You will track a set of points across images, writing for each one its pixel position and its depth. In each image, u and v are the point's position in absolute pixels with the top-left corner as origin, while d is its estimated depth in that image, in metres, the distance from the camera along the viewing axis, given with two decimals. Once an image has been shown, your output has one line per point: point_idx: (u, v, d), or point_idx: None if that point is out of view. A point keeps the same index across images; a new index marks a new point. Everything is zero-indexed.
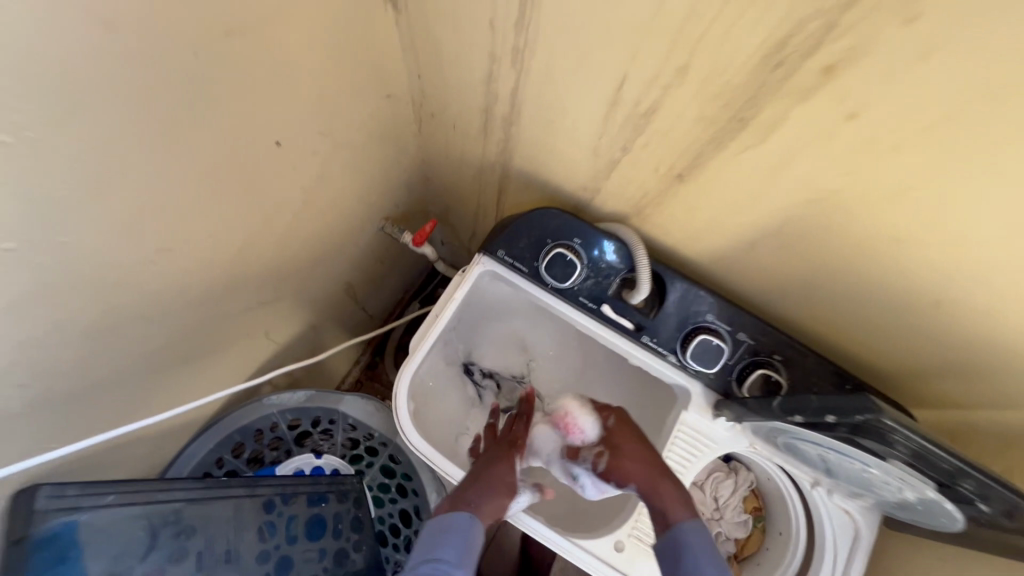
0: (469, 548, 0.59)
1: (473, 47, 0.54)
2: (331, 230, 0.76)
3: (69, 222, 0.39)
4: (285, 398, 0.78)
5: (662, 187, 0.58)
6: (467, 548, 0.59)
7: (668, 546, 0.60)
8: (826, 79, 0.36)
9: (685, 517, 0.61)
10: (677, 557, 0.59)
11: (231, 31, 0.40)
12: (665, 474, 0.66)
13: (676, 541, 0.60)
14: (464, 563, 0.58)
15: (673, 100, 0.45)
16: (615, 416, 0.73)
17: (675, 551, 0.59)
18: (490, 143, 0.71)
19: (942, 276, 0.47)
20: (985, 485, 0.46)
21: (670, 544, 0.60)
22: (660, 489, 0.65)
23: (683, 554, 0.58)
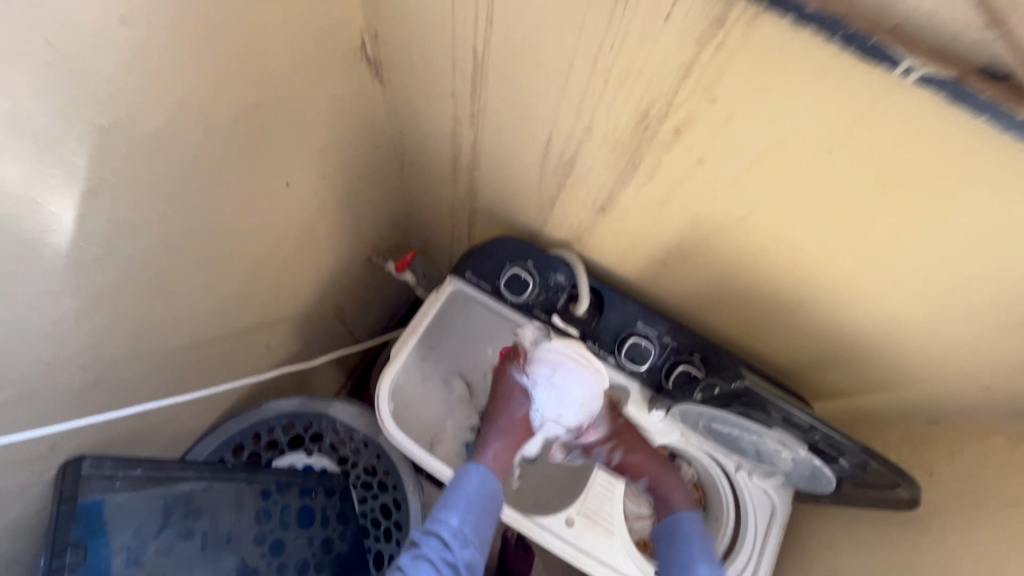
0: (471, 505, 0.74)
1: (442, 112, 0.71)
2: (326, 257, 0.90)
3: (139, 236, 0.52)
4: (281, 404, 0.89)
5: (593, 218, 0.74)
6: (466, 504, 0.74)
7: (668, 532, 0.80)
8: (678, 137, 0.52)
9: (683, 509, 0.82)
10: (672, 540, 0.79)
11: (260, 103, 0.56)
12: (667, 471, 0.86)
13: (676, 526, 0.80)
14: (465, 521, 0.73)
15: (588, 151, 0.61)
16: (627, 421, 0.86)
17: (674, 537, 0.79)
18: (459, 184, 0.87)
19: (794, 280, 0.62)
20: (840, 441, 0.62)
21: (670, 529, 0.80)
22: (672, 488, 0.84)
23: (679, 542, 0.78)
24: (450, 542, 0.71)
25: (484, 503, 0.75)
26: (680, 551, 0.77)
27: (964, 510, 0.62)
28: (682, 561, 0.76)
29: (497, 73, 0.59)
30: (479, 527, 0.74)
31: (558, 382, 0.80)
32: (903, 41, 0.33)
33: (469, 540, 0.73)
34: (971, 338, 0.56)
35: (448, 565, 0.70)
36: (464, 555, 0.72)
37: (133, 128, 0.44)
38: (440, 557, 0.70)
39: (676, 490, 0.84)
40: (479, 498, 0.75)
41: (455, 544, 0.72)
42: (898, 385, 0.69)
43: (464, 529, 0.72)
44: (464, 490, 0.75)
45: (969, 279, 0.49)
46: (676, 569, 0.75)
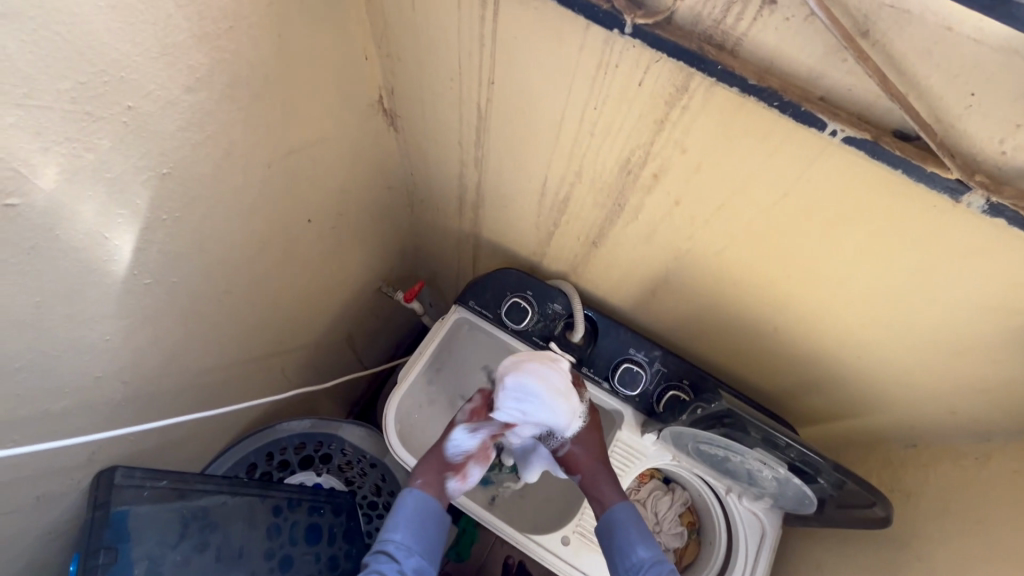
0: (411, 520, 0.74)
1: (449, 156, 0.79)
2: (340, 287, 0.97)
3: (182, 266, 0.59)
4: (295, 424, 0.94)
5: (586, 251, 0.81)
6: (405, 520, 0.74)
7: (603, 527, 0.77)
8: (656, 181, 0.59)
9: (614, 500, 0.78)
10: (609, 533, 0.76)
11: (289, 150, 0.64)
12: (601, 468, 0.82)
13: (608, 521, 0.77)
14: (407, 533, 0.73)
15: (579, 191, 0.68)
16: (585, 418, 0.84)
17: (610, 529, 0.76)
18: (464, 220, 0.94)
19: (769, 309, 0.68)
20: (812, 458, 0.67)
21: (606, 523, 0.77)
22: (602, 484, 0.80)
23: (615, 531, 0.75)
24: (396, 554, 0.70)
25: (427, 517, 0.75)
26: (620, 540, 0.75)
27: (940, 529, 0.65)
28: (621, 549, 0.74)
29: (498, 124, 0.66)
30: (422, 537, 0.73)
31: (527, 390, 0.77)
32: (829, 109, 0.40)
33: (415, 551, 0.72)
34: (931, 363, 0.61)
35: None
36: (411, 565, 0.70)
37: (185, 174, 0.52)
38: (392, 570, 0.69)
39: (608, 490, 0.80)
40: (419, 511, 0.75)
41: (403, 557, 0.70)
42: (874, 409, 0.73)
43: (407, 540, 0.72)
44: (404, 510, 0.75)
45: (920, 308, 0.55)
46: (617, 557, 0.74)
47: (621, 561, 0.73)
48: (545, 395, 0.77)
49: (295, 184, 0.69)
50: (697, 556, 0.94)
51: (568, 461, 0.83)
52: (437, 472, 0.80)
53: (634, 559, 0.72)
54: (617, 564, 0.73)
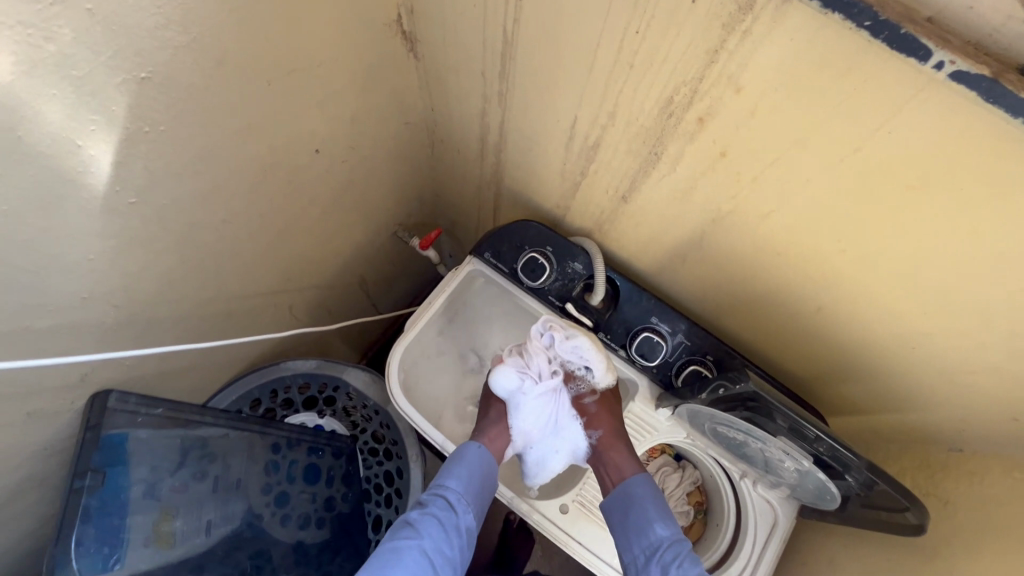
0: (474, 478, 0.75)
1: (472, 90, 0.72)
2: (353, 227, 0.92)
3: (172, 188, 0.54)
4: (300, 364, 0.92)
5: (614, 207, 0.73)
6: (470, 476, 0.75)
7: (619, 498, 0.75)
8: (700, 127, 0.51)
9: (635, 472, 0.76)
10: (623, 506, 0.74)
11: (292, 69, 0.57)
12: (621, 438, 0.80)
13: (626, 492, 0.75)
14: (469, 489, 0.75)
15: (612, 135, 0.61)
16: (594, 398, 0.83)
17: (625, 501, 0.74)
18: (486, 165, 0.87)
19: (816, 286, 0.60)
20: (842, 455, 0.60)
21: (619, 496, 0.75)
22: (619, 453, 0.79)
23: (633, 505, 0.74)
24: (456, 504, 0.73)
25: (486, 474, 0.76)
26: (636, 515, 0.73)
27: (976, 544, 0.59)
28: (639, 524, 0.72)
29: (526, 51, 0.58)
30: (477, 496, 0.75)
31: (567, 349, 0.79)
32: (936, 33, 0.32)
33: (471, 505, 0.75)
34: (1000, 363, 0.52)
35: (452, 525, 0.72)
36: (466, 518, 0.74)
37: (170, 83, 0.46)
38: (447, 518, 0.72)
39: (627, 462, 0.78)
40: (482, 470, 0.76)
41: (460, 507, 0.74)
42: (920, 407, 0.65)
43: (467, 494, 0.74)
44: (467, 461, 0.76)
45: (1000, 300, 0.46)
46: (634, 534, 0.72)
47: (638, 537, 0.71)
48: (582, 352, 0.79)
49: (300, 109, 0.63)
50: (702, 538, 0.90)
51: (592, 416, 0.81)
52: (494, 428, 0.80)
53: (652, 537, 0.71)
54: (632, 541, 0.71)
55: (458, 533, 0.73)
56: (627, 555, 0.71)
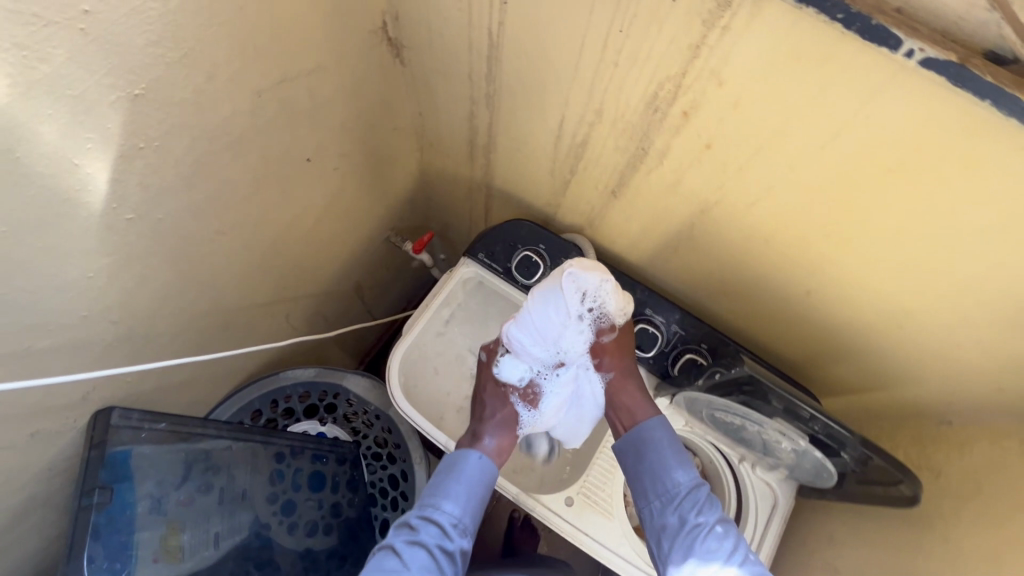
0: (470, 495, 0.72)
1: (459, 93, 0.73)
2: (346, 234, 0.93)
3: (167, 202, 0.55)
4: (299, 372, 0.93)
5: (604, 203, 0.75)
6: (467, 497, 0.72)
7: (634, 444, 0.75)
8: (685, 120, 0.53)
9: (651, 415, 0.76)
10: (641, 450, 0.74)
11: (282, 79, 0.58)
12: (630, 380, 0.80)
13: (642, 436, 0.75)
14: (464, 511, 0.71)
15: (599, 132, 0.62)
16: (610, 334, 0.79)
17: (641, 445, 0.75)
18: (476, 167, 0.88)
19: (804, 271, 0.62)
20: (837, 431, 0.63)
21: (637, 439, 0.75)
22: (630, 396, 0.78)
23: (650, 450, 0.74)
24: (449, 530, 0.69)
25: (481, 489, 0.73)
26: (653, 460, 0.74)
27: (969, 510, 0.61)
28: (656, 469, 0.73)
29: (512, 53, 0.60)
30: (474, 513, 0.72)
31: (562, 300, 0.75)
32: (905, 24, 0.34)
33: (467, 530, 0.71)
34: (984, 335, 0.54)
35: (446, 553, 0.68)
36: (462, 543, 0.70)
37: (162, 98, 0.47)
38: (438, 544, 0.68)
39: (641, 405, 0.78)
40: (480, 484, 0.73)
41: (453, 533, 0.70)
42: (910, 382, 0.67)
43: (463, 518, 0.71)
44: (465, 477, 0.73)
45: (980, 274, 0.48)
46: (649, 478, 0.73)
47: (654, 483, 0.72)
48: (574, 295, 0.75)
49: (290, 120, 0.63)
50: None
51: (603, 360, 0.80)
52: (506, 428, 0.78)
53: (669, 485, 0.72)
54: (648, 486, 0.73)
55: (452, 562, 0.68)
56: (643, 501, 0.73)
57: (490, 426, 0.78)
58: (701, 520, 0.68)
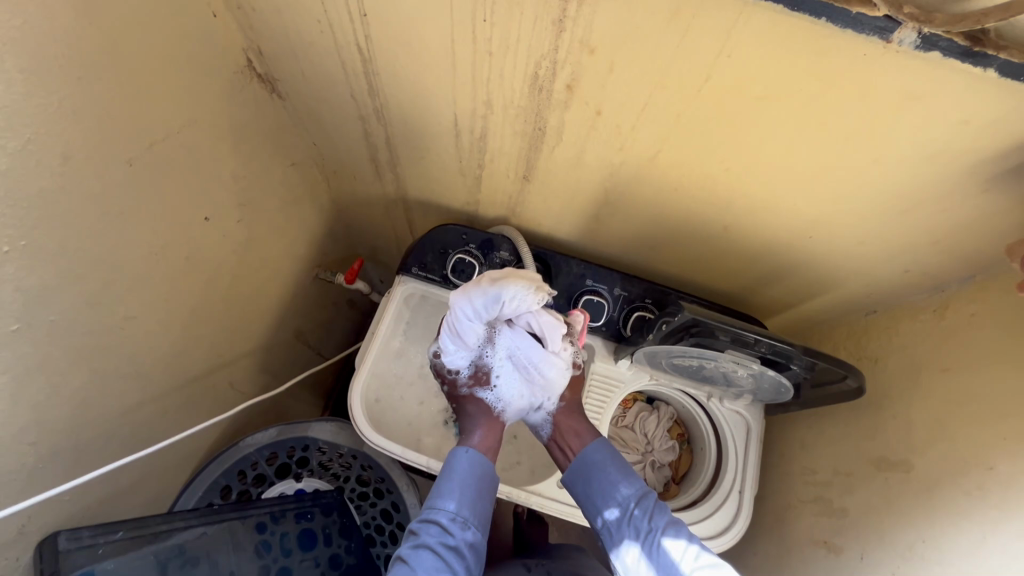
0: (466, 488, 0.71)
1: (347, 114, 0.71)
2: (270, 283, 0.89)
3: (55, 301, 0.50)
4: (259, 436, 0.89)
5: (519, 189, 0.75)
6: (462, 489, 0.71)
7: (580, 469, 0.76)
8: (569, 93, 0.54)
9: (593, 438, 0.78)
10: (586, 474, 0.75)
11: (152, 141, 0.55)
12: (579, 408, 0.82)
13: (585, 461, 0.76)
14: (463, 504, 0.70)
15: (494, 123, 0.62)
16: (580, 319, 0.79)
17: (586, 469, 0.76)
18: (386, 184, 0.87)
19: (716, 209, 0.65)
20: (783, 348, 0.65)
21: (580, 466, 0.76)
22: (571, 418, 0.81)
23: (596, 472, 0.75)
24: (450, 526, 0.68)
25: (479, 482, 0.72)
26: (600, 481, 0.75)
27: (909, 384, 0.66)
28: (605, 486, 0.74)
29: (386, 63, 0.58)
30: (477, 507, 0.71)
31: (487, 305, 0.70)
32: None
33: (470, 522, 0.69)
34: (882, 228, 0.59)
35: (451, 548, 0.66)
36: (466, 537, 0.68)
37: (13, 194, 0.43)
38: (442, 542, 0.67)
39: (587, 432, 0.79)
40: (474, 476, 0.73)
41: (456, 528, 0.68)
42: (834, 286, 0.73)
43: (463, 511, 0.69)
44: (457, 474, 0.72)
45: (864, 175, 0.53)
46: (598, 498, 0.74)
47: (604, 499, 0.73)
48: (501, 297, 0.70)
49: (173, 182, 0.59)
50: (692, 465, 0.95)
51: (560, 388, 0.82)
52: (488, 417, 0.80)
53: (619, 496, 0.73)
54: (599, 504, 0.74)
55: (460, 556, 0.66)
56: (598, 519, 0.73)
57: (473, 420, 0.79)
58: (652, 527, 0.69)
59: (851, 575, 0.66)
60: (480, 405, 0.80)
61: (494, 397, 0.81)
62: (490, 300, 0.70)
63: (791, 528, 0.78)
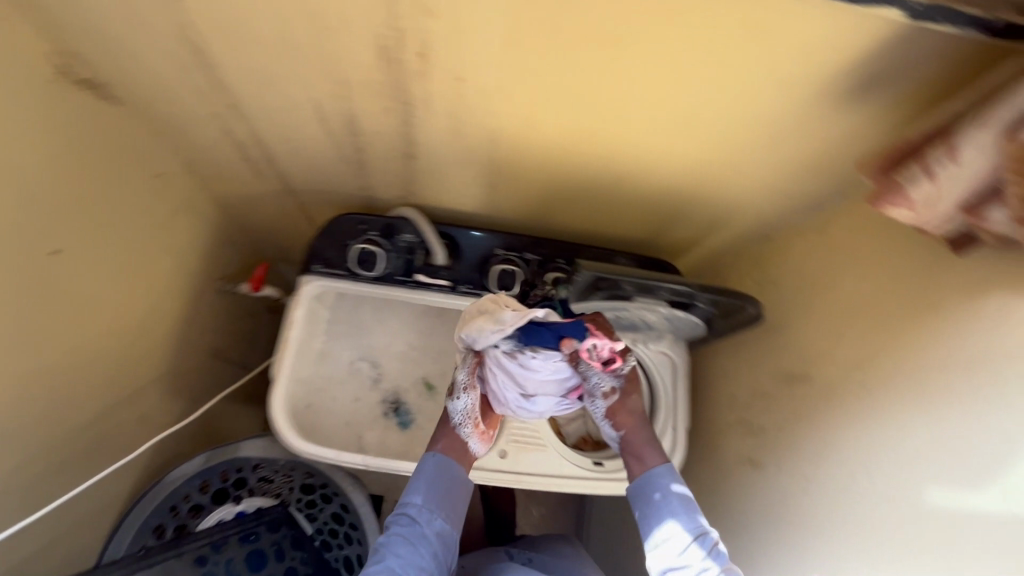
0: (436, 486, 0.71)
1: (200, 112, 0.64)
2: (162, 306, 0.82)
3: None
4: (186, 467, 0.84)
5: (407, 167, 0.71)
6: (433, 490, 0.71)
7: (638, 490, 0.72)
8: (425, 62, 0.50)
9: (659, 462, 0.73)
10: (645, 499, 0.70)
11: None
12: (643, 431, 0.77)
13: (647, 484, 0.71)
14: (430, 499, 0.70)
15: (359, 103, 0.58)
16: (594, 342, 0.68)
17: (645, 496, 0.71)
18: (270, 180, 0.81)
19: (603, 161, 0.64)
20: (680, 289, 0.68)
21: (642, 487, 0.71)
22: (635, 444, 0.76)
23: (653, 497, 0.70)
24: (418, 518, 0.69)
25: (449, 482, 0.72)
26: (659, 509, 0.69)
27: (803, 301, 0.70)
28: (661, 515, 0.68)
29: (220, 50, 0.52)
30: (445, 501, 0.71)
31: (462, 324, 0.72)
32: None
33: (439, 512, 0.70)
34: (757, 158, 0.61)
35: (420, 538, 0.67)
36: (434, 526, 0.69)
37: None
38: (411, 532, 0.68)
39: (650, 451, 0.75)
40: (445, 480, 0.72)
41: (424, 518, 0.69)
42: (730, 218, 0.75)
43: (429, 503, 0.70)
44: (426, 474, 0.72)
45: (729, 111, 0.53)
46: (653, 523, 0.68)
47: (659, 528, 0.67)
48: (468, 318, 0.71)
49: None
50: None
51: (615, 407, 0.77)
52: (448, 425, 0.75)
53: (676, 530, 0.66)
54: (653, 532, 0.68)
55: (428, 543, 0.67)
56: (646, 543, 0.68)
57: (441, 428, 0.76)
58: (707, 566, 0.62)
59: (773, 487, 0.70)
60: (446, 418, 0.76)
61: (458, 410, 0.74)
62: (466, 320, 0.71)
63: (722, 453, 0.83)
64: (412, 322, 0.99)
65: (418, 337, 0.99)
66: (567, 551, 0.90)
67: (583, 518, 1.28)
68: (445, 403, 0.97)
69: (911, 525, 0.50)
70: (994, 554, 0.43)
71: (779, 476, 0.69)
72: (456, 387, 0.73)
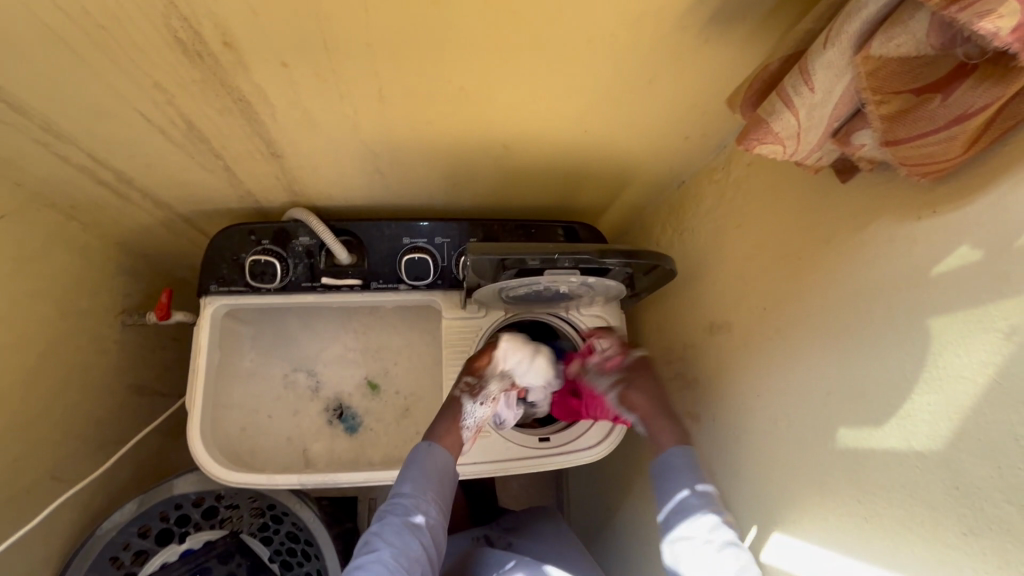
0: (426, 475, 0.67)
1: (20, 142, 0.57)
2: (52, 356, 0.75)
3: None
4: (116, 518, 0.79)
5: (278, 167, 0.65)
6: (426, 479, 0.67)
7: (659, 469, 0.65)
8: (234, 51, 0.44)
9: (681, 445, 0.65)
10: (664, 473, 0.64)
11: None
12: (668, 412, 0.70)
13: (665, 460, 0.65)
14: (421, 488, 0.67)
15: (189, 108, 0.52)
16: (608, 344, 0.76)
17: (664, 471, 0.64)
18: (140, 202, 0.73)
19: (481, 132, 0.59)
20: (587, 256, 0.64)
21: (659, 464, 0.65)
22: (661, 427, 0.68)
23: (673, 471, 0.63)
24: (412, 507, 0.65)
25: (441, 472, 0.68)
26: (672, 479, 0.63)
27: (718, 246, 0.67)
28: (673, 484, 0.63)
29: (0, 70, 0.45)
30: (439, 490, 0.68)
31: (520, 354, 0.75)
32: None
33: (433, 502, 0.66)
34: (642, 106, 0.56)
35: (415, 528, 0.64)
36: (428, 516, 0.65)
37: None
38: (406, 521, 0.64)
39: (667, 431, 0.67)
40: (435, 470, 0.68)
41: (419, 507, 0.65)
42: (636, 170, 0.70)
43: (420, 493, 0.66)
44: (420, 461, 0.69)
45: (590, 60, 0.48)
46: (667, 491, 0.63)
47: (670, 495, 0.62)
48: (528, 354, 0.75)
49: None
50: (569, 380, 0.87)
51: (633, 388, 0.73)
52: (456, 419, 0.72)
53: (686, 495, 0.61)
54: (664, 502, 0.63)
55: (423, 533, 0.64)
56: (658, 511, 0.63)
57: (447, 412, 0.72)
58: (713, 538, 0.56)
59: (706, 441, 0.67)
60: (453, 409, 0.72)
61: (472, 414, 0.73)
62: (521, 356, 0.75)
63: None
64: (337, 325, 0.94)
65: (348, 340, 0.94)
66: (547, 528, 0.87)
67: (561, 485, 1.27)
68: (390, 402, 0.92)
69: (830, 471, 0.48)
70: (897, 489, 0.41)
71: (714, 426, 0.66)
72: (483, 393, 0.73)
